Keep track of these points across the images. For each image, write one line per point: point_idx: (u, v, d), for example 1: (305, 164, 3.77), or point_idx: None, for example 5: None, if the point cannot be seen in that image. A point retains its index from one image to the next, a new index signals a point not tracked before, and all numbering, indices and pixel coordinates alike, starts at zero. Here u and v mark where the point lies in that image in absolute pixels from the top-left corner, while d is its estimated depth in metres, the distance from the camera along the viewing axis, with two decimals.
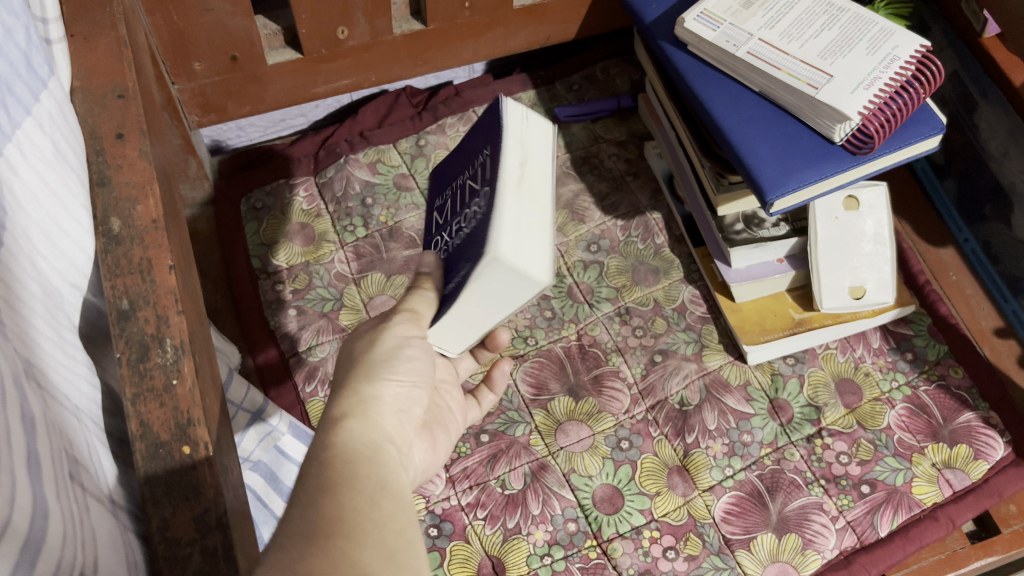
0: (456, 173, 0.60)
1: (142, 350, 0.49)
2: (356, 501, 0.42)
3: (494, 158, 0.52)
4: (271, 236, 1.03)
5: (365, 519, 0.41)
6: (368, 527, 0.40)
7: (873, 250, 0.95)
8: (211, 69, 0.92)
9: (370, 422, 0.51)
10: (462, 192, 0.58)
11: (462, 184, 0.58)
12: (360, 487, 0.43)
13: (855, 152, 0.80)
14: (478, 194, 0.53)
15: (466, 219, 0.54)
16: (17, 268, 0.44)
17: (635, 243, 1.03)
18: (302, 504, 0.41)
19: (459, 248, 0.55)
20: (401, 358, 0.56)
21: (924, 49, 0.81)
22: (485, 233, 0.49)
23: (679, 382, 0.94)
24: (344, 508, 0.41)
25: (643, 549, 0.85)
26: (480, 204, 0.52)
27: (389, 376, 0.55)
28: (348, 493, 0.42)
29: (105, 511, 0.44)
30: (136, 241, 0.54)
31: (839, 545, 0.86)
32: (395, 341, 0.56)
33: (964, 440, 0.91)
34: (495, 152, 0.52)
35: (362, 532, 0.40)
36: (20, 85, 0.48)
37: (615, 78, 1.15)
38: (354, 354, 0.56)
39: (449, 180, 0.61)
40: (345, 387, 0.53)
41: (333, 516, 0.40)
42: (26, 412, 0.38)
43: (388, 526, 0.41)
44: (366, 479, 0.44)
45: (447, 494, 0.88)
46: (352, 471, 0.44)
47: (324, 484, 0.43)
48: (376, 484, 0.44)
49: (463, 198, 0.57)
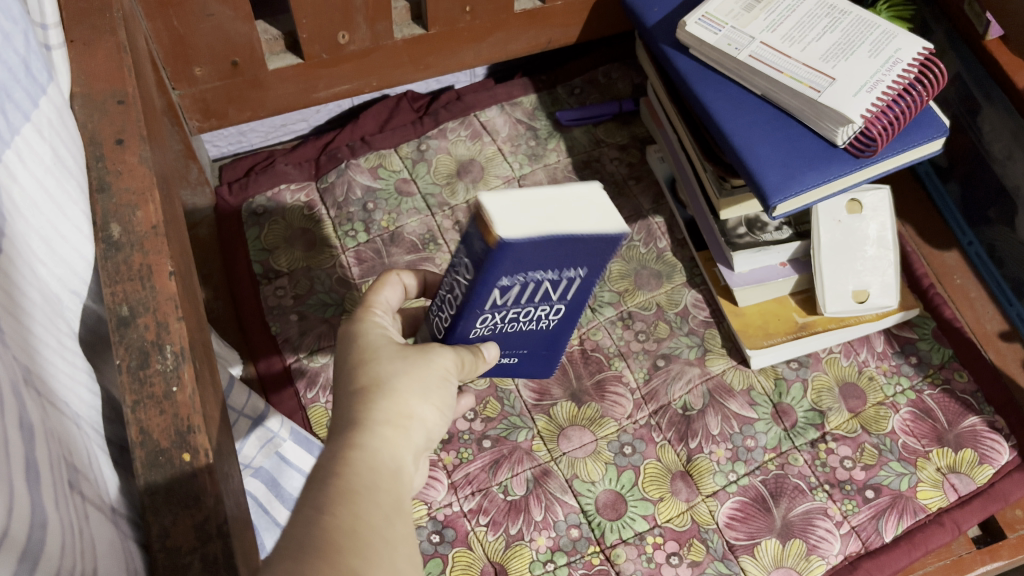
0: (533, 268, 0.49)
1: (142, 356, 0.49)
2: (372, 515, 0.42)
3: (582, 293, 0.56)
4: (272, 241, 1.03)
5: (377, 536, 0.41)
6: (380, 547, 0.41)
7: (876, 253, 0.95)
8: (211, 74, 0.92)
9: (404, 437, 0.49)
10: (533, 292, 0.53)
11: (538, 288, 0.52)
12: (378, 502, 0.44)
13: (857, 156, 0.80)
14: (554, 310, 0.56)
15: (529, 318, 0.57)
16: (16, 274, 0.44)
17: (638, 248, 1.02)
18: (318, 506, 0.41)
19: (512, 335, 0.59)
20: (446, 389, 0.54)
21: (926, 52, 0.81)
22: (551, 354, 0.65)
23: (681, 387, 0.93)
24: (360, 522, 0.42)
25: (646, 555, 0.84)
26: (552, 317, 0.58)
27: (436, 400, 0.53)
28: (365, 505, 0.43)
29: (105, 519, 0.43)
30: (135, 247, 0.54)
31: (844, 551, 0.85)
32: (446, 367, 0.54)
33: (969, 444, 0.91)
34: (590, 286, 0.54)
35: (373, 551, 0.40)
36: (19, 91, 0.48)
37: (617, 82, 1.15)
38: (407, 361, 0.53)
39: (524, 268, 0.49)
40: (392, 391, 0.51)
41: (348, 529, 0.41)
42: (24, 420, 0.37)
43: (399, 549, 0.42)
44: (384, 494, 0.44)
45: (449, 501, 0.87)
46: (372, 481, 0.44)
47: (342, 491, 0.43)
48: (392, 502, 0.44)
49: (536, 298, 0.54)
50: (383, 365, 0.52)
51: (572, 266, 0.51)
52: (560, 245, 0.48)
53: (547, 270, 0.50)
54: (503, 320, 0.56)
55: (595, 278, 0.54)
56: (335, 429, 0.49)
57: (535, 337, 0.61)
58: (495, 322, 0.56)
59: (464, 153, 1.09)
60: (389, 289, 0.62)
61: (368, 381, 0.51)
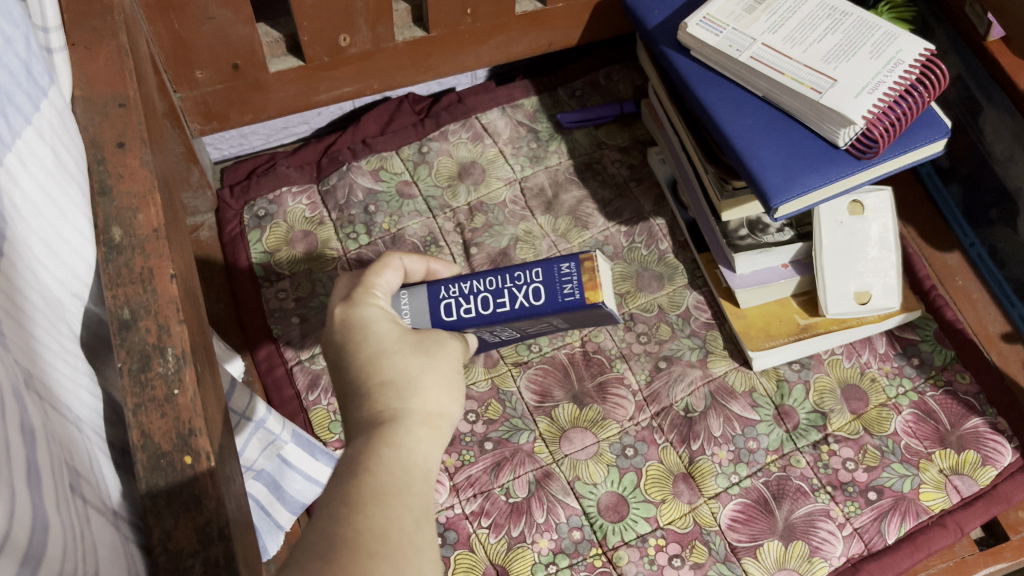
0: (564, 320, 0.64)
1: (143, 359, 0.49)
2: (403, 519, 0.43)
3: (537, 334, 0.72)
4: (274, 244, 1.03)
5: (408, 543, 0.42)
6: (411, 553, 0.41)
7: (878, 255, 0.94)
8: (213, 78, 0.92)
9: (433, 436, 0.51)
10: (537, 328, 0.66)
11: (546, 327, 0.66)
12: (409, 506, 0.44)
13: (859, 158, 0.79)
14: (515, 336, 0.70)
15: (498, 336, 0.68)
16: (17, 278, 0.44)
17: (639, 250, 1.02)
18: (351, 505, 0.43)
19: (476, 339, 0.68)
20: (460, 388, 0.57)
21: (928, 52, 0.81)
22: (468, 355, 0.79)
23: (683, 389, 0.93)
24: (391, 526, 0.42)
25: (648, 557, 0.84)
26: (503, 338, 0.71)
27: (455, 399, 0.55)
28: (396, 508, 0.43)
29: (107, 522, 0.43)
30: (137, 250, 0.54)
31: (846, 553, 0.85)
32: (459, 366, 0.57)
33: (971, 445, 0.90)
34: (548, 333, 0.71)
35: (404, 557, 0.41)
36: (21, 95, 0.48)
37: (618, 84, 1.15)
38: (431, 358, 0.55)
39: (565, 320, 0.63)
40: (420, 388, 0.52)
41: (379, 532, 0.42)
42: (25, 424, 0.37)
43: (426, 556, 0.42)
44: (417, 499, 0.45)
45: (451, 503, 0.87)
46: (405, 484, 0.45)
47: (374, 491, 0.44)
48: (422, 507, 0.45)
49: (528, 330, 0.67)
50: (408, 361, 0.54)
51: (569, 326, 0.68)
52: (603, 319, 0.64)
53: (567, 323, 0.65)
54: (491, 332, 0.65)
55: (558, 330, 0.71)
56: (366, 423, 0.50)
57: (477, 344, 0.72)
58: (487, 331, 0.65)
59: (465, 155, 1.09)
60: (390, 274, 0.61)
61: (394, 375, 0.53)
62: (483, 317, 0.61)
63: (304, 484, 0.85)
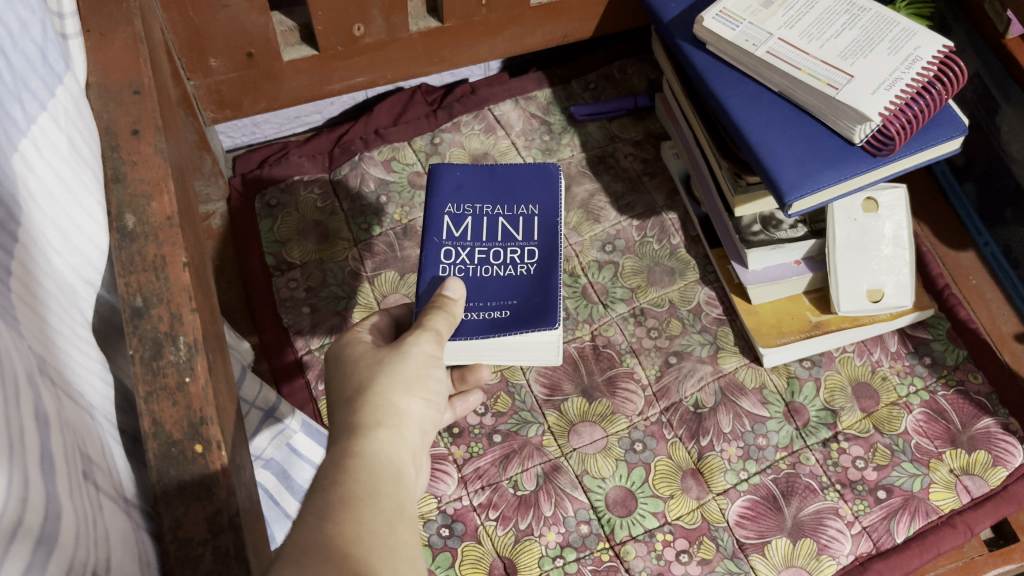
0: (481, 200, 0.73)
1: (155, 347, 0.49)
2: (375, 521, 0.42)
3: (520, 235, 0.71)
4: (285, 233, 1.03)
5: (381, 544, 0.41)
6: (384, 554, 0.41)
7: (892, 253, 0.94)
8: (227, 66, 0.92)
9: (399, 436, 0.50)
10: (493, 227, 0.72)
11: (494, 219, 0.72)
12: (380, 508, 0.43)
13: (875, 154, 0.79)
14: (524, 250, 0.70)
15: (504, 261, 0.70)
16: (33, 265, 0.44)
17: (650, 244, 1.02)
18: (320, 514, 0.41)
19: (491, 281, 0.69)
20: (430, 377, 0.55)
21: (947, 49, 0.80)
22: (541, 303, 0.68)
23: (694, 384, 0.93)
24: (363, 529, 0.41)
25: (656, 552, 0.84)
26: (530, 262, 0.70)
27: (421, 391, 0.54)
28: (367, 513, 0.42)
29: (118, 510, 0.43)
30: (150, 238, 0.54)
31: (855, 551, 0.85)
32: (425, 355, 0.56)
33: (982, 446, 0.90)
34: (549, 224, 0.72)
35: (378, 558, 0.40)
36: (36, 80, 0.48)
37: (632, 78, 1.15)
38: (384, 362, 0.55)
39: (471, 199, 0.73)
40: (376, 395, 0.52)
41: (351, 536, 0.40)
42: (39, 410, 0.37)
43: (400, 555, 0.42)
44: (388, 501, 0.44)
45: (459, 495, 0.88)
46: (374, 487, 0.44)
47: (345, 498, 0.43)
48: (395, 507, 0.44)
49: (497, 236, 0.71)
50: (362, 375, 0.54)
51: (520, 205, 0.73)
52: (484, 173, 0.75)
53: (492, 204, 0.73)
54: (472, 260, 0.70)
55: (545, 218, 0.72)
56: (332, 439, 0.50)
57: (518, 287, 0.69)
58: (467, 262, 0.70)
59: (478, 147, 1.08)
60: (373, 318, 0.64)
61: (350, 395, 0.53)
62: (420, 267, 0.70)
63: (312, 474, 0.85)
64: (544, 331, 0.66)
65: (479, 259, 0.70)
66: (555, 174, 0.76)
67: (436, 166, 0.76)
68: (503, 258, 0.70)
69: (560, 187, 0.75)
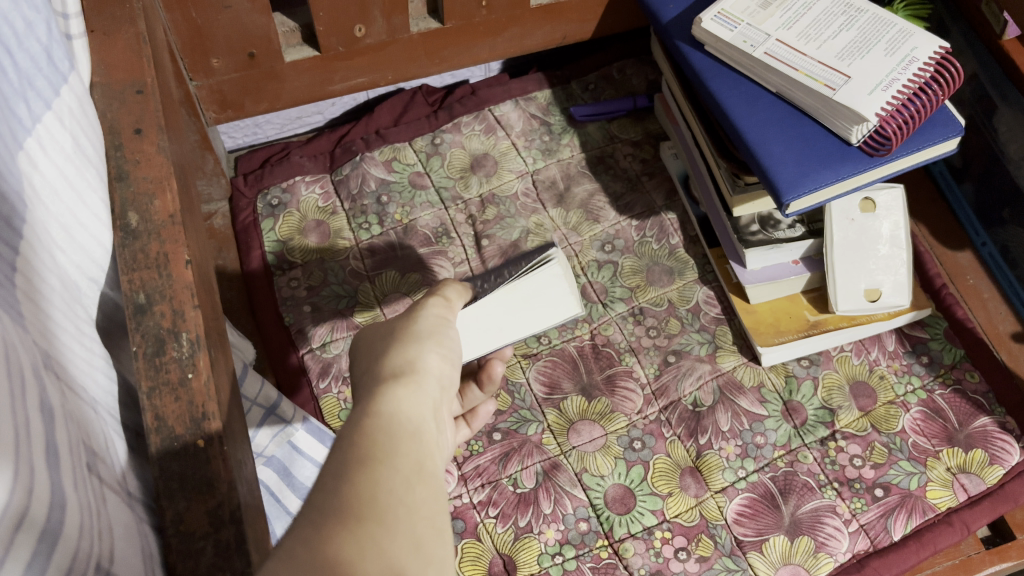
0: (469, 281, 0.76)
1: (159, 343, 0.49)
2: (392, 481, 0.38)
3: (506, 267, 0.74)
4: (287, 233, 1.03)
5: (397, 504, 0.37)
6: (401, 514, 0.37)
7: (889, 252, 0.94)
8: (229, 66, 0.92)
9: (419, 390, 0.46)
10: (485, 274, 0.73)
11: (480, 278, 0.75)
12: (397, 467, 0.39)
13: (871, 154, 0.79)
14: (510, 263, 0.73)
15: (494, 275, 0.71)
16: (38, 261, 0.45)
17: (650, 244, 1.02)
18: (336, 476, 0.37)
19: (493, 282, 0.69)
20: (446, 337, 0.52)
21: (943, 50, 0.80)
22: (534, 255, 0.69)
23: (692, 383, 0.93)
24: (379, 489, 0.37)
25: (655, 549, 0.84)
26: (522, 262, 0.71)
27: (437, 347, 0.51)
28: (384, 472, 0.38)
29: (122, 503, 0.44)
30: (153, 235, 0.55)
31: (852, 549, 0.85)
32: (436, 320, 0.53)
33: (979, 444, 0.90)
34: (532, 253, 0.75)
35: (394, 519, 0.36)
36: (40, 80, 0.49)
37: (632, 79, 1.15)
38: (397, 327, 0.52)
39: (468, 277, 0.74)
40: (389, 355, 0.48)
41: (366, 496, 0.37)
42: (45, 403, 0.38)
43: (420, 515, 0.38)
44: (406, 458, 0.40)
45: (459, 492, 0.88)
46: (393, 447, 0.40)
47: (359, 457, 0.39)
48: (414, 465, 0.40)
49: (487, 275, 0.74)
50: (378, 338, 0.51)
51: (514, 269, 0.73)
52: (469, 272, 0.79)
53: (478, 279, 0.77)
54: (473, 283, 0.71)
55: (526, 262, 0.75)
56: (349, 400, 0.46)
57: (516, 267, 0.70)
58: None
59: (478, 147, 1.09)
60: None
61: (363, 359, 0.49)
62: None
63: (313, 471, 0.85)
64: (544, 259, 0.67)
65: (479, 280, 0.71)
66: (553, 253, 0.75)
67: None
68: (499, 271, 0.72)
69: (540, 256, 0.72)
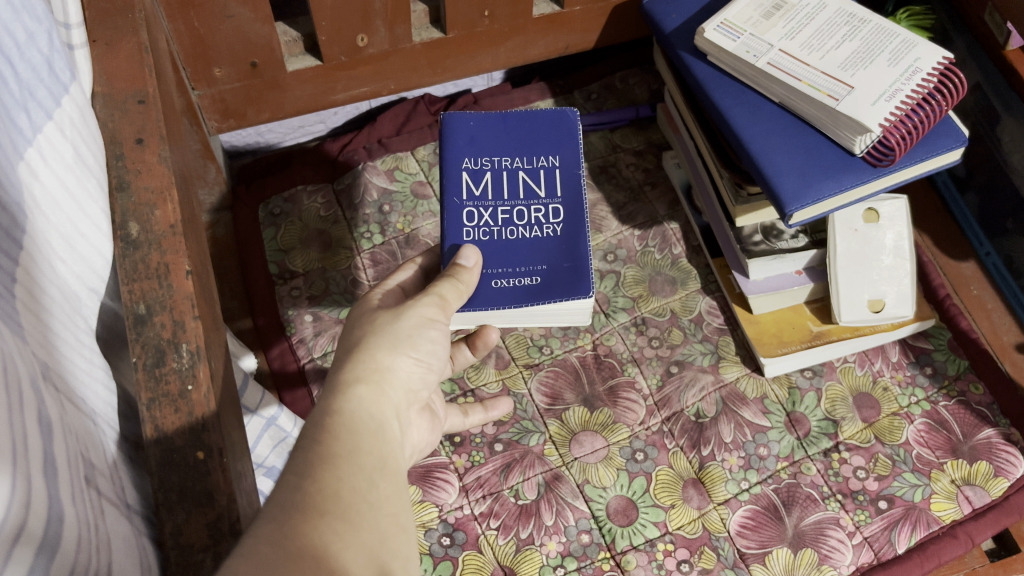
0: (499, 154, 0.73)
1: (158, 355, 0.49)
2: (355, 478, 0.42)
3: (536, 214, 0.71)
4: (288, 242, 1.03)
5: (361, 500, 0.41)
6: (364, 510, 0.41)
7: (893, 263, 0.94)
8: (231, 75, 0.92)
9: (380, 393, 0.50)
10: (514, 181, 0.72)
11: (514, 173, 0.72)
12: (361, 465, 0.43)
13: (875, 165, 0.79)
14: (548, 208, 0.71)
15: (529, 221, 0.70)
16: (38, 273, 0.44)
17: (652, 253, 1.02)
18: (301, 473, 0.41)
19: (517, 243, 0.69)
20: (422, 338, 0.57)
21: (946, 61, 0.80)
22: (572, 269, 0.69)
23: (695, 394, 0.93)
24: (342, 485, 0.41)
25: (657, 562, 0.84)
26: (556, 222, 0.71)
27: (410, 350, 0.56)
28: (347, 469, 0.42)
29: (120, 515, 0.44)
30: (153, 246, 0.54)
31: (856, 562, 0.85)
32: (422, 317, 0.58)
33: (984, 456, 0.90)
34: (572, 176, 0.73)
35: (357, 514, 0.40)
36: (42, 90, 0.49)
37: (634, 88, 1.15)
38: (378, 323, 0.57)
39: (488, 153, 0.73)
40: (364, 350, 0.53)
41: (330, 492, 0.40)
42: (43, 416, 0.37)
43: (382, 511, 0.42)
44: (369, 456, 0.44)
45: (459, 504, 0.88)
46: (354, 445, 0.44)
47: (324, 456, 0.43)
48: (376, 463, 0.44)
49: (520, 194, 0.72)
50: (361, 331, 0.56)
51: (540, 156, 0.73)
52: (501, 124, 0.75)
53: (514, 156, 0.73)
54: (496, 221, 0.70)
55: (569, 168, 0.73)
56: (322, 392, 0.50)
57: (548, 251, 0.70)
58: (491, 224, 0.70)
59: None
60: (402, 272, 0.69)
61: (343, 354, 0.54)
62: (444, 231, 0.70)
63: None
64: (578, 299, 0.69)
65: (505, 238, 0.70)
66: (575, 123, 0.75)
67: (448, 115, 0.75)
68: (531, 231, 0.70)
69: (576, 133, 0.75)
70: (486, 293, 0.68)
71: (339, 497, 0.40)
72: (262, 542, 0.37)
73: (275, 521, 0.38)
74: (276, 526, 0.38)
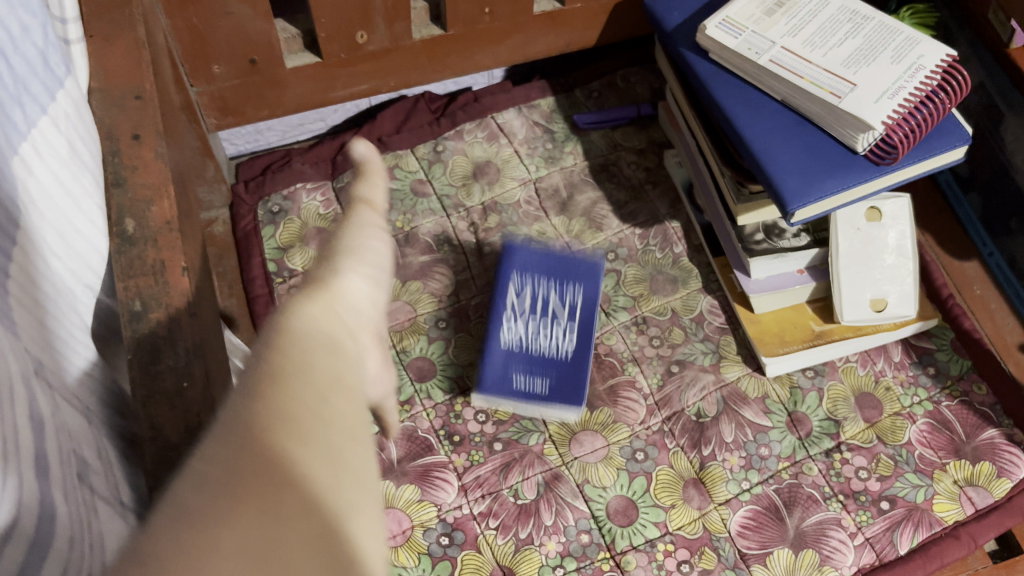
0: (539, 280, 0.92)
1: (153, 353, 0.48)
2: (307, 396, 0.32)
3: (553, 346, 0.90)
4: (288, 241, 1.03)
5: (315, 422, 0.31)
6: (320, 435, 0.31)
7: (895, 262, 0.93)
8: (230, 72, 0.92)
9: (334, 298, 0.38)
10: (546, 305, 0.92)
11: (547, 298, 0.92)
12: (314, 379, 0.32)
13: (878, 163, 0.78)
14: (566, 330, 0.91)
15: (550, 340, 0.90)
16: (33, 269, 0.44)
17: (653, 252, 1.02)
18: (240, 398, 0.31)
19: (539, 352, 0.89)
20: (365, 250, 0.42)
21: (950, 58, 0.80)
22: (574, 382, 0.89)
23: (696, 393, 0.92)
24: (293, 407, 0.31)
25: (657, 562, 0.83)
26: (569, 345, 0.90)
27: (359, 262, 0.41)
28: (296, 387, 0.31)
29: (114, 514, 0.43)
30: (150, 243, 0.53)
31: (858, 563, 0.84)
32: (357, 227, 0.43)
33: (987, 457, 0.89)
34: (589, 312, 0.92)
35: (311, 439, 0.30)
36: (37, 84, 0.48)
37: (635, 86, 1.15)
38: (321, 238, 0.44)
39: (531, 280, 0.92)
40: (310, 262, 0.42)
41: (279, 416, 0.30)
42: (35, 413, 0.37)
43: (342, 435, 0.32)
44: (323, 373, 0.33)
45: (458, 503, 0.87)
46: (305, 356, 0.33)
47: (269, 372, 0.32)
48: (333, 377, 0.33)
49: (546, 317, 0.91)
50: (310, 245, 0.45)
51: (569, 291, 0.93)
52: (545, 261, 0.93)
53: (551, 286, 0.92)
54: (528, 332, 0.91)
55: (587, 316, 0.92)
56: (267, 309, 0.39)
57: (559, 364, 0.89)
58: (523, 336, 0.90)
59: (480, 155, 1.08)
60: None
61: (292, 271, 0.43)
62: (488, 337, 0.91)
63: None
64: (572, 408, 0.88)
65: (530, 346, 0.90)
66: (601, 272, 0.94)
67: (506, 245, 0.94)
68: (551, 347, 0.90)
69: (599, 278, 0.93)
70: (505, 387, 0.88)
71: (280, 445, 0.29)
72: (170, 524, 0.26)
73: (189, 492, 0.27)
74: (189, 497, 0.27)
